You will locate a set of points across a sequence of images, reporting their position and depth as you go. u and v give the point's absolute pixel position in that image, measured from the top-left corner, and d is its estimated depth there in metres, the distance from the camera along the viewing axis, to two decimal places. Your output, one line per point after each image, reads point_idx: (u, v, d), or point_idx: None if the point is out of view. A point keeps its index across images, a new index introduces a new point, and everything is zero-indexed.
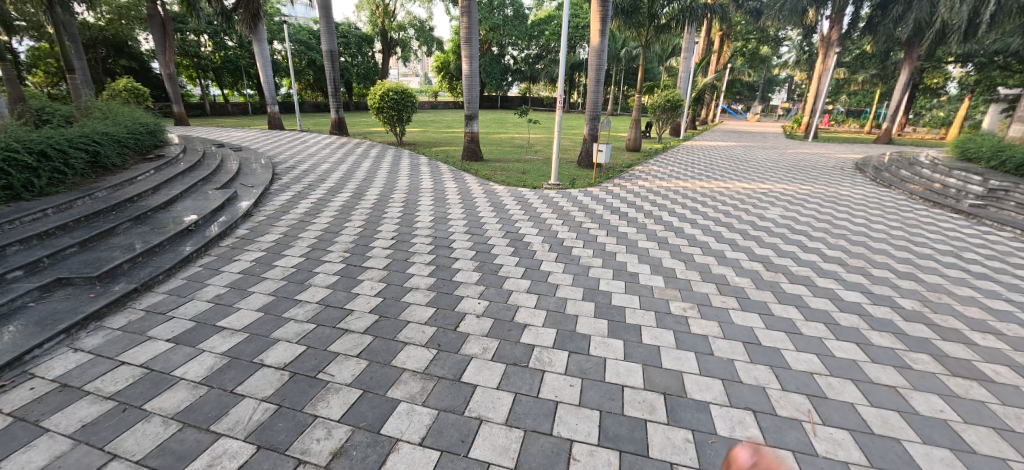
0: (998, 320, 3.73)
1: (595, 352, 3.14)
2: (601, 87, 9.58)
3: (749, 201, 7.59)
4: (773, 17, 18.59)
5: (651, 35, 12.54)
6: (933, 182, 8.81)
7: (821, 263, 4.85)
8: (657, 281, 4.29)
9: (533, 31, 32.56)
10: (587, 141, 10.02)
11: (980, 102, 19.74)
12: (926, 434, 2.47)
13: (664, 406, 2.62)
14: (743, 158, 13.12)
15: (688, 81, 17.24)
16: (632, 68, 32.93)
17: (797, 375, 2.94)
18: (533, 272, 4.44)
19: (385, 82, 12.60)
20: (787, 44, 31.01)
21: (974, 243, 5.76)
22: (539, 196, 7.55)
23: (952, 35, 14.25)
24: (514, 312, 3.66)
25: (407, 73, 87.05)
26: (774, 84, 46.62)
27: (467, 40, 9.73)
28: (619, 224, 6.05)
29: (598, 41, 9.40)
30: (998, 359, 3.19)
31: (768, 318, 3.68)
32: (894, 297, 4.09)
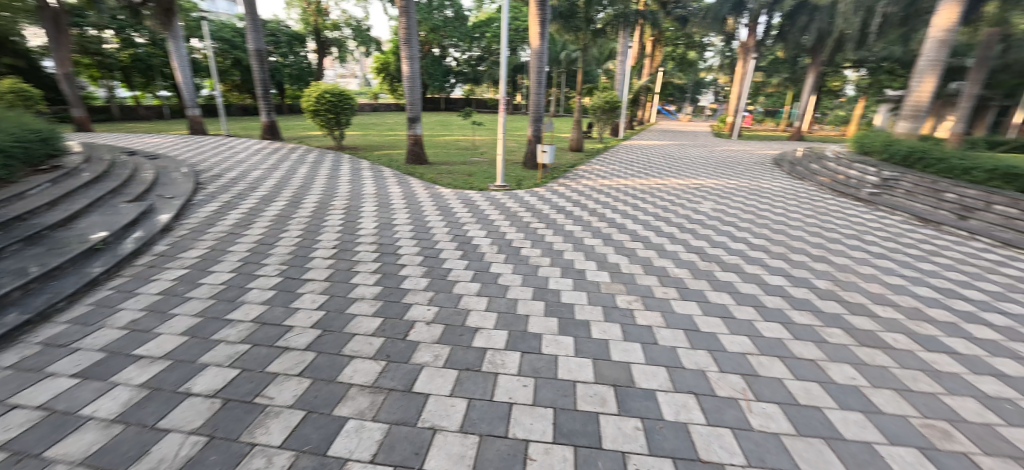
0: (893, 293, 4.26)
1: (546, 350, 3.17)
2: (543, 90, 9.77)
3: (684, 196, 8.08)
4: (698, 24, 20.00)
5: (588, 39, 12.99)
6: (838, 174, 9.89)
7: (749, 251, 5.27)
8: (603, 277, 4.43)
9: (475, 33, 32.55)
10: (531, 142, 10.17)
11: (872, 103, 22.47)
12: (841, 400, 2.74)
13: (614, 397, 2.70)
14: (677, 156, 13.96)
15: (625, 83, 18.04)
16: (572, 71, 33.93)
17: (732, 357, 3.16)
18: (483, 275, 4.41)
19: (321, 84, 12.00)
20: (711, 50, 33.45)
21: (872, 227, 6.54)
22: (486, 197, 7.53)
23: (848, 43, 16.06)
24: (465, 316, 3.61)
25: (345, 74, 83.50)
26: (701, 87, 50.10)
27: (406, 40, 9.52)
28: (565, 223, 6.18)
29: (538, 44, 9.56)
30: (895, 328, 3.63)
31: (704, 305, 3.92)
32: (810, 279, 4.53)
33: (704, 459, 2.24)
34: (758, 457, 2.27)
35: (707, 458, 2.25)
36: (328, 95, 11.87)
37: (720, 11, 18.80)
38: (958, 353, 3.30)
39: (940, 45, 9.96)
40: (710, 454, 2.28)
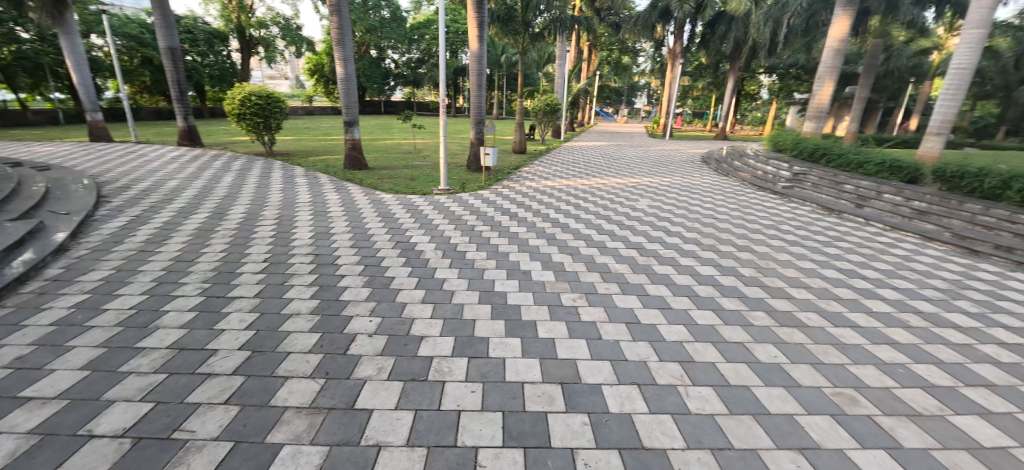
0: (806, 276, 4.71)
1: (493, 353, 3.13)
2: (484, 92, 9.77)
3: (622, 195, 8.44)
4: (629, 31, 21.05)
5: (526, 42, 13.21)
6: (756, 170, 10.80)
7: (682, 245, 5.60)
8: (548, 276, 4.48)
9: (413, 34, 31.96)
10: (474, 144, 10.13)
11: (783, 105, 24.86)
12: (766, 377, 2.97)
13: (562, 395, 2.72)
14: (615, 156, 14.56)
15: (564, 86, 18.56)
16: (513, 74, 34.36)
17: (670, 345, 3.31)
18: (428, 281, 4.30)
19: (246, 85, 11.19)
20: (643, 55, 35.35)
21: (786, 218, 7.20)
22: (430, 202, 7.38)
23: (761, 51, 17.64)
24: (409, 325, 3.48)
25: (274, 75, 78.55)
26: (635, 90, 52.82)
27: (339, 41, 9.13)
28: (510, 224, 6.20)
29: (477, 46, 9.56)
30: (809, 307, 4.02)
31: (644, 298, 4.08)
32: (736, 268, 4.89)
33: (648, 447, 2.32)
34: (696, 439, 2.40)
35: (651, 445, 2.33)
36: (255, 97, 11.09)
37: (649, 19, 19.93)
38: (859, 326, 3.72)
39: (835, 53, 11.24)
40: (652, 441, 2.36)
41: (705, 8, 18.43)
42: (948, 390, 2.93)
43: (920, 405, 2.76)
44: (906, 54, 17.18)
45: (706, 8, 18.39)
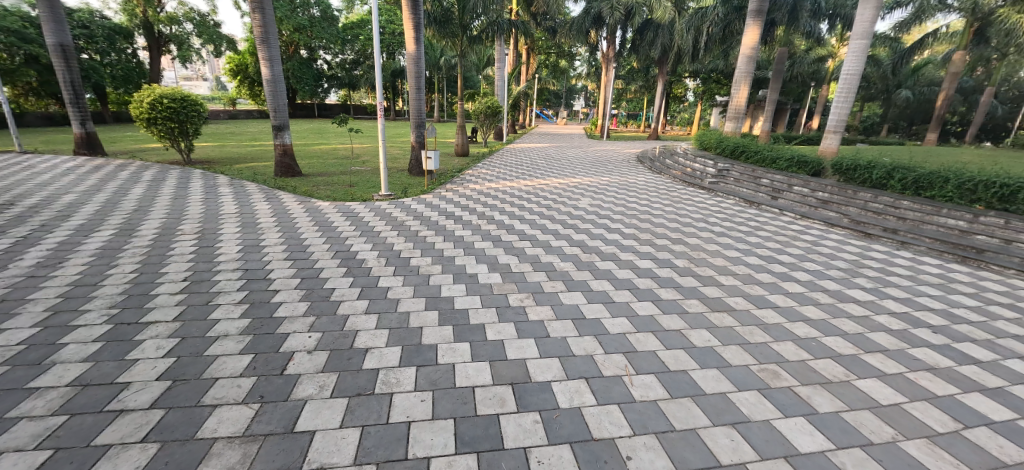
0: (732, 264, 5.13)
1: (442, 360, 3.07)
2: (423, 95, 9.60)
3: (565, 195, 8.68)
4: (565, 35, 21.73)
5: (465, 45, 13.18)
6: (685, 168, 11.58)
7: (622, 241, 5.87)
8: (495, 278, 4.49)
9: (346, 35, 30.70)
10: (415, 148, 9.92)
11: (707, 107, 26.87)
12: (702, 360, 3.18)
13: (513, 395, 2.72)
14: (557, 157, 14.94)
15: (504, 89, 18.74)
16: (453, 76, 34.11)
17: (615, 338, 3.44)
18: (371, 291, 4.13)
19: (156, 86, 10.14)
20: (579, 59, 36.61)
21: (714, 211, 7.77)
22: (371, 208, 7.10)
23: (686, 56, 18.93)
24: (353, 338, 3.32)
25: (190, 76, 71.85)
26: (573, 93, 54.69)
27: (263, 41, 8.54)
28: (455, 228, 6.14)
29: (414, 48, 9.38)
30: (736, 292, 4.37)
31: (588, 293, 4.21)
32: (672, 260, 5.21)
33: (597, 438, 2.39)
34: (642, 425, 2.51)
35: (600, 436, 2.41)
36: (167, 100, 10.07)
37: (583, 25, 20.72)
38: (779, 306, 4.10)
39: (748, 60, 12.36)
40: (602, 432, 2.44)
41: (634, 15, 19.50)
42: (851, 357, 3.32)
43: (831, 373, 3.11)
44: (807, 61, 19.29)
45: (635, 15, 19.45)
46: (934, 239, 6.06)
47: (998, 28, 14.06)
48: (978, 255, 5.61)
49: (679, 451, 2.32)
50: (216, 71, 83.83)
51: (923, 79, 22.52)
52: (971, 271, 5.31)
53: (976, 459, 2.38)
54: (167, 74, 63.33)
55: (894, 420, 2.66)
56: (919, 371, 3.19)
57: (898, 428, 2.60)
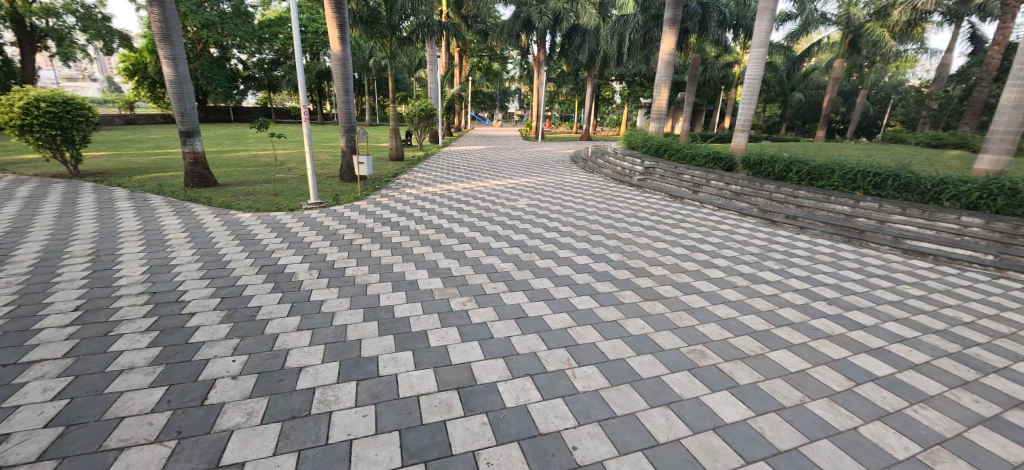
0: (661, 255, 5.51)
1: (384, 371, 2.96)
2: (351, 97, 9.23)
3: (502, 196, 8.79)
4: (496, 39, 21.94)
5: (394, 46, 12.85)
6: (616, 166, 12.19)
7: (561, 238, 6.07)
8: (436, 283, 4.41)
9: (263, 33, 28.50)
10: (346, 153, 9.49)
11: (633, 107, 28.49)
12: (638, 347, 3.37)
13: (459, 399, 2.70)
14: (493, 159, 15.04)
15: (438, 91, 18.49)
16: (384, 78, 33.03)
17: (556, 333, 3.53)
18: (302, 306, 3.88)
19: (29, 87, 8.74)
20: (512, 62, 37.16)
21: (643, 207, 8.27)
22: (299, 218, 6.65)
23: (612, 61, 19.93)
24: (284, 357, 3.10)
25: (73, 75, 62.71)
26: (508, 95, 55.49)
27: (164, 37, 7.71)
28: (392, 234, 5.96)
29: (339, 48, 8.95)
30: (665, 281, 4.68)
31: (530, 292, 4.29)
32: (607, 254, 5.47)
33: (544, 432, 2.44)
34: (585, 415, 2.60)
35: (547, 430, 2.46)
36: (45, 104, 8.75)
37: (514, 28, 21.03)
38: (703, 291, 4.47)
39: (666, 64, 13.31)
40: (548, 426, 2.49)
41: (562, 21, 20.22)
42: (765, 332, 3.70)
43: (748, 348, 3.44)
44: (716, 67, 21.17)
45: (563, 20, 20.17)
46: (826, 223, 6.93)
47: (867, 40, 16.37)
48: (860, 235, 6.52)
49: (621, 435, 2.44)
50: (105, 70, 73.81)
51: (812, 83, 25.64)
52: (855, 249, 6.16)
53: (867, 411, 2.77)
54: (40, 73, 54.50)
55: (801, 384, 3.01)
56: (819, 339, 3.63)
57: (804, 391, 2.94)
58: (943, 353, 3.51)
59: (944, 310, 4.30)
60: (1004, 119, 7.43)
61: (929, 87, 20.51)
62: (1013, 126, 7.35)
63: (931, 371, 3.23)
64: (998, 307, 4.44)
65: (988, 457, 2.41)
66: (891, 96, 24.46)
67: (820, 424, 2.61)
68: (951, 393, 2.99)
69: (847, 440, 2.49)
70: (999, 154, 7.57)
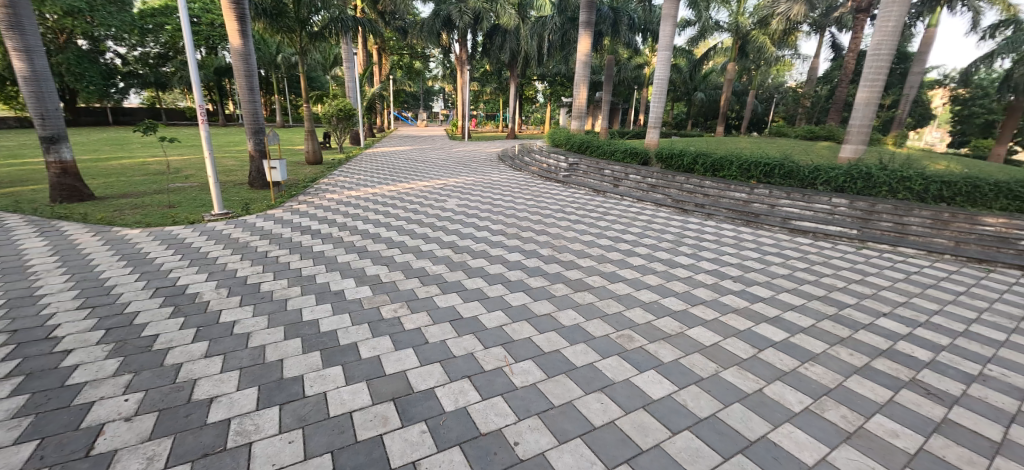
0: (589, 248, 5.77)
1: (311, 391, 2.76)
2: (257, 96, 8.45)
3: (431, 197, 8.64)
4: (416, 36, 21.36)
5: (304, 42, 12.02)
6: (542, 164, 12.52)
7: (492, 237, 6.10)
8: (364, 292, 4.21)
9: (145, 23, 25.01)
10: (254, 158, 8.67)
11: (555, 106, 29.48)
12: (571, 337, 3.49)
13: (395, 411, 2.59)
14: (420, 160, 14.69)
15: (356, 90, 17.58)
16: (295, 75, 30.71)
17: (492, 332, 3.54)
18: (210, 329, 3.47)
19: None
20: (434, 61, 36.54)
21: (569, 202, 8.59)
22: (200, 232, 5.95)
23: (533, 61, 20.42)
24: (191, 390, 2.75)
25: None
26: (432, 95, 54.59)
27: (13, 25, 6.46)
28: (314, 243, 5.58)
29: (240, 43, 8.14)
30: (594, 272, 4.91)
31: (463, 293, 4.25)
32: (538, 250, 5.61)
33: (484, 432, 2.44)
34: (525, 410, 2.64)
35: (487, 430, 2.46)
36: None
37: (434, 26, 20.59)
38: (627, 279, 4.76)
39: (584, 65, 13.92)
40: (488, 425, 2.49)
41: (482, 20, 20.20)
42: (683, 312, 4.04)
43: (669, 328, 3.72)
44: (629, 68, 22.69)
45: (483, 20, 20.20)
46: (729, 209, 7.72)
47: (752, 46, 18.45)
48: (757, 218, 7.35)
49: (561, 425, 2.51)
50: None
51: (711, 84, 28.44)
52: (753, 231, 6.94)
53: (769, 373, 3.14)
54: None
55: (715, 355, 3.33)
56: (728, 313, 4.05)
57: (718, 362, 3.25)
58: (825, 315, 4.10)
59: (823, 279, 5.03)
60: (860, 114, 8.82)
61: (802, 88, 23.79)
62: (866, 121, 8.76)
63: (817, 332, 3.75)
64: (863, 272, 5.29)
65: (861, 400, 2.87)
66: (775, 95, 27.96)
67: (732, 390, 2.91)
68: (833, 349, 3.50)
69: (754, 401, 2.80)
70: (858, 144, 8.97)
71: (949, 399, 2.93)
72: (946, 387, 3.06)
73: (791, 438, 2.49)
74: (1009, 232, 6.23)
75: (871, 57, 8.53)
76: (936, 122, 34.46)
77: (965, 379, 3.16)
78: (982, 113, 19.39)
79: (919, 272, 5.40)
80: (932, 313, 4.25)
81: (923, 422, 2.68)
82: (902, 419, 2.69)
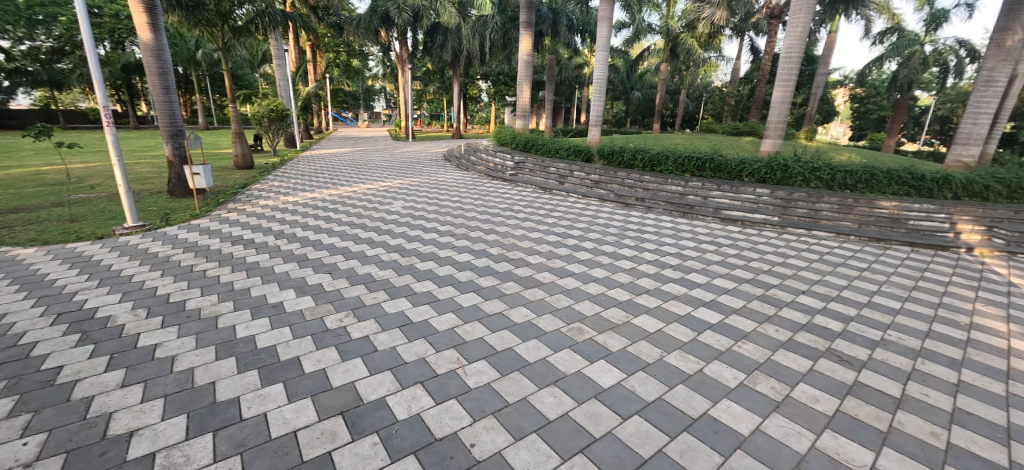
0: (537, 245, 5.86)
1: (249, 413, 2.57)
2: (173, 96, 7.71)
3: (375, 199, 8.35)
4: (353, 33, 20.51)
5: (227, 36, 11.14)
6: (488, 163, 12.52)
7: (440, 238, 6.00)
8: (306, 303, 3.99)
9: (32, 13, 21.46)
10: (173, 164, 7.92)
11: (500, 105, 29.60)
12: (523, 334, 3.53)
13: (344, 425, 2.48)
14: (362, 161, 14.13)
15: (288, 89, 16.40)
16: (218, 73, 28.34)
17: (443, 335, 3.49)
18: (128, 355, 3.13)
19: None
20: (373, 59, 35.36)
21: (517, 200, 8.67)
22: (112, 248, 5.34)
23: (475, 60, 20.32)
24: (106, 425, 2.45)
25: None
26: (372, 95, 52.84)
27: None
28: (248, 253, 5.20)
29: (149, 37, 7.36)
30: (543, 268, 5.01)
31: (412, 297, 4.15)
32: (487, 249, 5.60)
33: (440, 437, 2.40)
34: (480, 410, 2.64)
35: (443, 434, 2.42)
36: None
37: (371, 23, 19.92)
38: (575, 273, 4.90)
39: (526, 64, 14.05)
40: (443, 429, 2.46)
41: (422, 18, 19.75)
42: (629, 301, 4.23)
43: (616, 318, 3.88)
44: (569, 68, 23.41)
45: (423, 17, 19.70)
46: (666, 203, 8.17)
47: (683, 48, 19.57)
48: (692, 210, 7.85)
49: (516, 423, 2.53)
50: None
51: (646, 84, 29.91)
52: (689, 221, 7.40)
53: (707, 353, 3.37)
54: None
55: (659, 341, 3.52)
56: (669, 300, 4.30)
57: (662, 347, 3.43)
58: (753, 296, 4.47)
59: (751, 263, 5.48)
60: (775, 112, 9.69)
61: (726, 88, 25.72)
62: (782, 117, 9.64)
63: (747, 312, 4.08)
64: (784, 255, 5.84)
65: (787, 371, 3.16)
66: (703, 94, 30.02)
67: (676, 373, 3.08)
68: (762, 327, 3.81)
69: (695, 381, 2.99)
70: (775, 138, 9.84)
71: (858, 363, 3.31)
72: (855, 353, 3.45)
73: (728, 411, 2.69)
74: (899, 213, 7.14)
75: (783, 59, 9.36)
76: (837, 118, 38.91)
77: (870, 345, 3.58)
78: (875, 110, 22.18)
79: (830, 252, 6.04)
80: (841, 288, 4.78)
81: (839, 387, 3.00)
82: (821, 385, 3.00)
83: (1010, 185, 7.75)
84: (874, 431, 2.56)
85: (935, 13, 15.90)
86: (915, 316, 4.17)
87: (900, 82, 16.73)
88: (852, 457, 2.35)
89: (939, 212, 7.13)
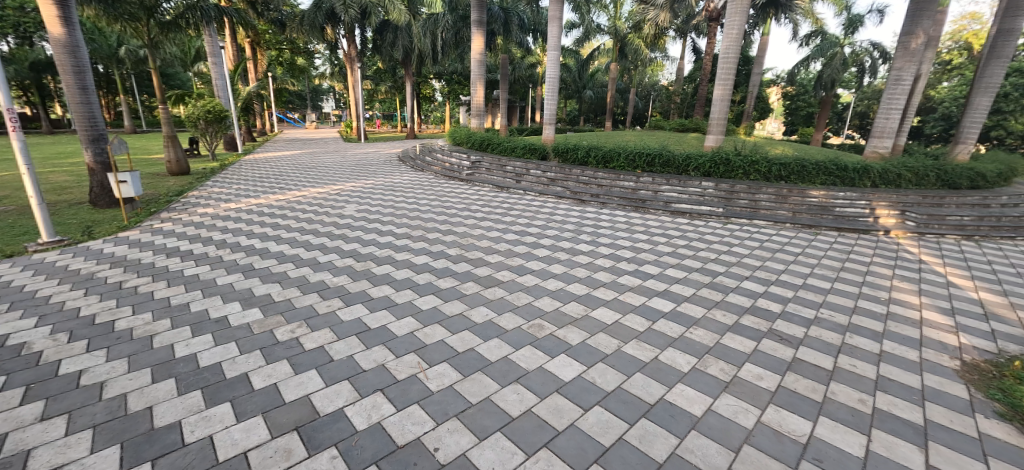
0: (496, 244, 5.88)
1: (193, 437, 2.40)
2: (92, 97, 7.02)
3: (327, 203, 8.03)
4: (296, 30, 19.55)
5: (152, 32, 10.23)
6: (443, 163, 12.37)
7: (397, 241, 5.87)
8: (253, 315, 3.78)
9: None
10: (95, 171, 7.22)
11: (455, 104, 29.31)
12: (484, 334, 3.53)
13: (300, 440, 2.38)
14: (310, 164, 13.53)
15: (226, 89, 15.36)
16: (145, 71, 26.04)
17: (403, 339, 3.42)
18: (46, 385, 2.82)
19: None
20: (320, 56, 33.88)
21: (474, 200, 8.64)
22: (24, 266, 4.79)
23: (427, 58, 19.97)
24: (22, 464, 2.20)
25: None
26: (320, 94, 50.66)
27: None
28: (186, 266, 4.85)
29: (60, 32, 6.61)
30: (502, 267, 5.03)
31: (369, 303, 4.04)
32: (446, 250, 5.54)
33: (402, 444, 2.36)
34: (443, 413, 2.62)
35: (405, 441, 2.38)
36: None
37: (316, 19, 19.07)
38: (534, 270, 4.96)
39: (478, 63, 13.95)
40: (405, 436, 2.42)
41: (370, 15, 19.15)
42: (587, 295, 4.34)
43: (575, 312, 3.98)
44: (522, 67, 23.59)
45: (371, 14, 19.11)
46: (620, 198, 8.44)
47: (631, 48, 20.22)
48: (644, 204, 8.16)
49: (481, 423, 2.53)
50: None
51: (597, 83, 30.68)
52: (642, 215, 7.70)
53: (662, 341, 3.52)
54: None
55: (616, 332, 3.63)
56: (625, 292, 4.45)
57: (620, 338, 3.55)
58: (702, 284, 4.72)
59: (699, 253, 5.80)
60: (716, 109, 10.24)
61: (671, 86, 26.91)
62: (722, 114, 10.21)
63: (696, 300, 4.31)
64: (728, 244, 6.22)
65: (734, 352, 3.37)
66: (651, 93, 31.21)
67: (633, 362, 3.21)
68: (710, 313, 4.04)
69: (651, 368, 3.12)
70: (718, 134, 10.41)
71: (796, 341, 3.58)
72: (792, 331, 3.74)
73: (682, 395, 2.83)
74: (827, 202, 7.78)
75: (722, 60, 9.89)
76: (771, 115, 41.87)
77: (805, 323, 3.90)
78: (804, 107, 24.06)
79: (769, 239, 6.50)
80: (779, 272, 5.16)
81: (780, 364, 3.23)
82: (765, 364, 3.22)
83: (917, 173, 8.65)
84: (811, 403, 2.78)
85: (852, 18, 17.44)
86: (842, 294, 4.59)
87: (825, 81, 18.17)
88: (793, 428, 2.54)
89: (860, 199, 7.85)
